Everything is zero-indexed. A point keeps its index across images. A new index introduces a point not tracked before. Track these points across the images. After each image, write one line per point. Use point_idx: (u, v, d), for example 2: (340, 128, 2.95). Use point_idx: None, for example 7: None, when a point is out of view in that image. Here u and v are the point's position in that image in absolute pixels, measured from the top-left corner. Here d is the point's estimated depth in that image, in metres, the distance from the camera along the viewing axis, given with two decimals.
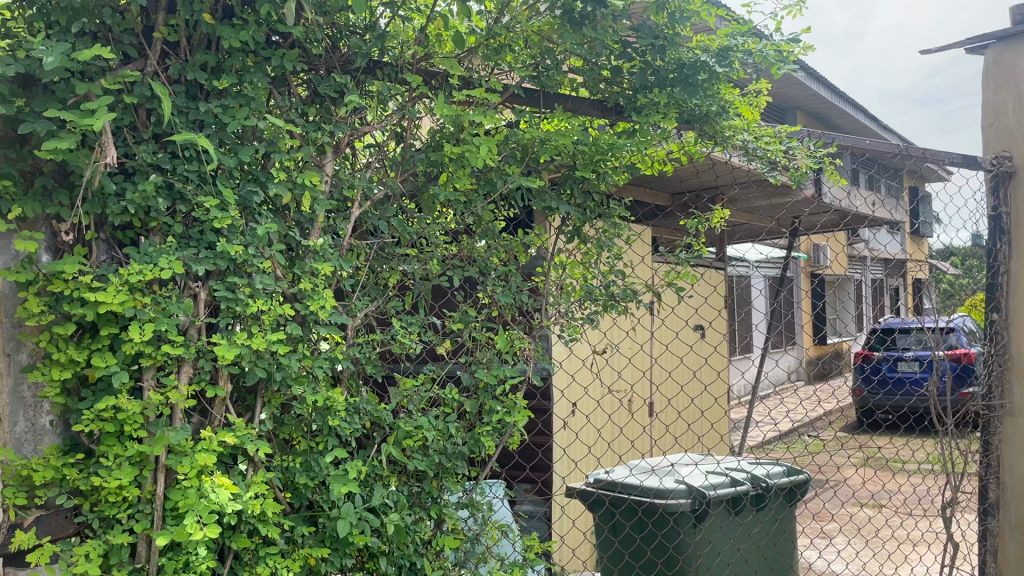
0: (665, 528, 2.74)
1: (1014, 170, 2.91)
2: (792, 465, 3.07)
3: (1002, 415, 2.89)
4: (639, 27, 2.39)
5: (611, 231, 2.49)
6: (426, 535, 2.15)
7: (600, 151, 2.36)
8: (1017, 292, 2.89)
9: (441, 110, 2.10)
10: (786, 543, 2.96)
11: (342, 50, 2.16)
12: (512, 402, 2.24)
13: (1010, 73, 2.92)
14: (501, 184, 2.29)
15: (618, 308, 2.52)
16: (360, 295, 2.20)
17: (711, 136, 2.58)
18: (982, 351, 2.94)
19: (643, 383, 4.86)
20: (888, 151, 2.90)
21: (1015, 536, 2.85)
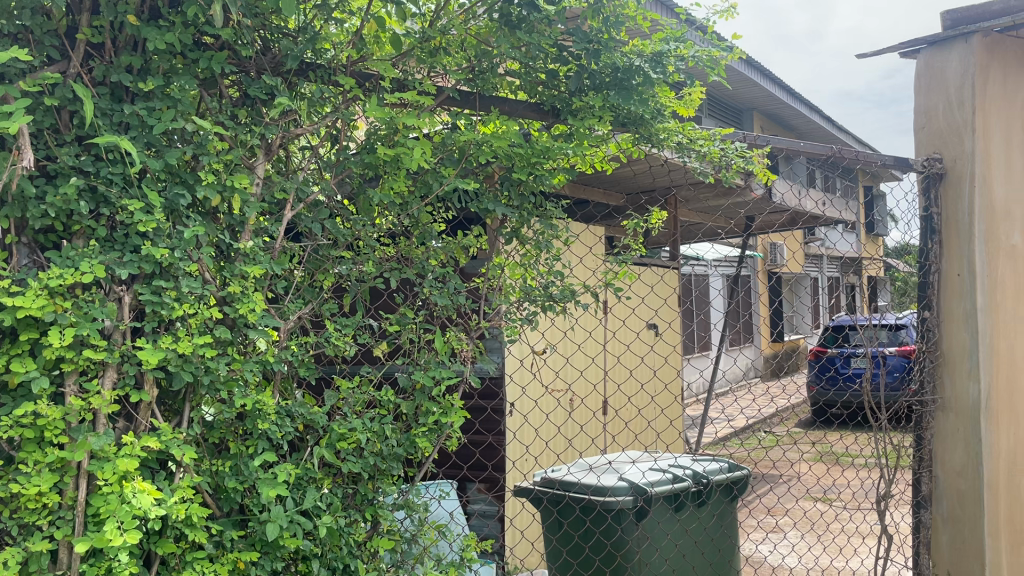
0: (603, 525, 2.77)
1: (944, 172, 2.97)
2: (731, 461, 3.11)
3: (934, 410, 2.96)
4: (573, 31, 2.41)
5: (549, 232, 2.51)
6: (362, 538, 2.15)
7: (536, 153, 2.37)
8: (947, 290, 2.96)
9: (373, 113, 2.09)
10: (727, 539, 3.01)
11: (273, 52, 2.16)
12: (449, 403, 2.25)
13: (940, 76, 3.01)
14: (437, 186, 2.30)
15: (556, 308, 2.54)
16: (294, 297, 2.19)
17: (646, 138, 2.62)
18: (915, 348, 3.01)
19: (581, 383, 4.90)
20: (821, 151, 2.95)
21: (948, 528, 2.92)
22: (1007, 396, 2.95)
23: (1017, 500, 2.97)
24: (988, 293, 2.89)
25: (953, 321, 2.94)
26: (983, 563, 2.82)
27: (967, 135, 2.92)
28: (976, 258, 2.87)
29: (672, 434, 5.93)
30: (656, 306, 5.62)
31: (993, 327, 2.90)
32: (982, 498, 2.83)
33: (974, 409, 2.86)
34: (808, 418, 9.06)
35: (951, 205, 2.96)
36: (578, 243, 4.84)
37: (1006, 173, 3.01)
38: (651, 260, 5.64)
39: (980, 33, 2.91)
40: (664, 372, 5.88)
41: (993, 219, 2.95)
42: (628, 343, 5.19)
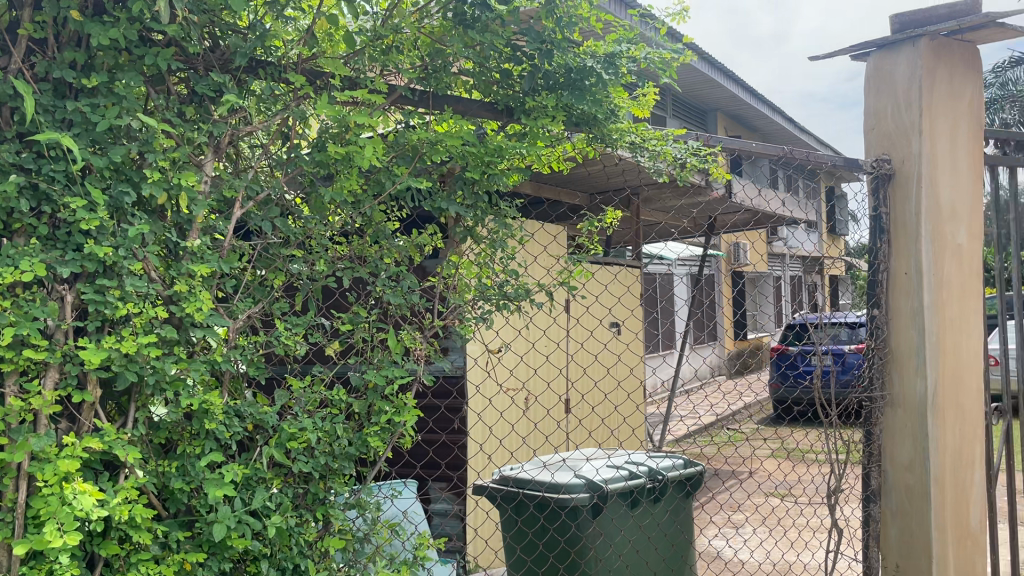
0: (557, 522, 2.80)
1: (893, 173, 3.03)
2: (687, 457, 3.15)
3: (883, 406, 3.02)
4: (527, 31, 2.40)
5: (503, 231, 2.51)
6: (314, 537, 2.14)
7: (490, 152, 2.38)
8: (896, 288, 3.02)
9: (324, 111, 2.08)
10: (682, 534, 3.05)
11: (222, 49, 2.15)
12: (401, 402, 2.25)
13: (888, 79, 3.07)
14: (390, 185, 2.28)
15: (511, 307, 2.54)
16: (243, 296, 2.18)
17: (600, 138, 2.64)
18: (864, 345, 3.07)
19: (537, 382, 4.93)
20: (773, 151, 2.99)
21: (896, 522, 2.99)
22: (954, 393, 3.00)
23: (964, 496, 3.02)
24: (935, 292, 2.95)
25: (901, 318, 3.00)
26: (929, 556, 2.88)
27: (914, 137, 2.98)
28: (922, 257, 2.92)
29: (626, 432, 5.98)
30: (610, 304, 5.65)
31: (939, 325, 2.95)
32: (928, 492, 2.89)
33: (921, 405, 2.92)
34: (769, 415, 9.19)
35: (899, 205, 3.02)
36: (533, 241, 4.85)
37: (954, 175, 3.06)
38: (606, 259, 5.67)
39: (927, 36, 2.97)
40: (619, 370, 5.92)
41: (940, 219, 3.00)
42: (584, 341, 5.23)
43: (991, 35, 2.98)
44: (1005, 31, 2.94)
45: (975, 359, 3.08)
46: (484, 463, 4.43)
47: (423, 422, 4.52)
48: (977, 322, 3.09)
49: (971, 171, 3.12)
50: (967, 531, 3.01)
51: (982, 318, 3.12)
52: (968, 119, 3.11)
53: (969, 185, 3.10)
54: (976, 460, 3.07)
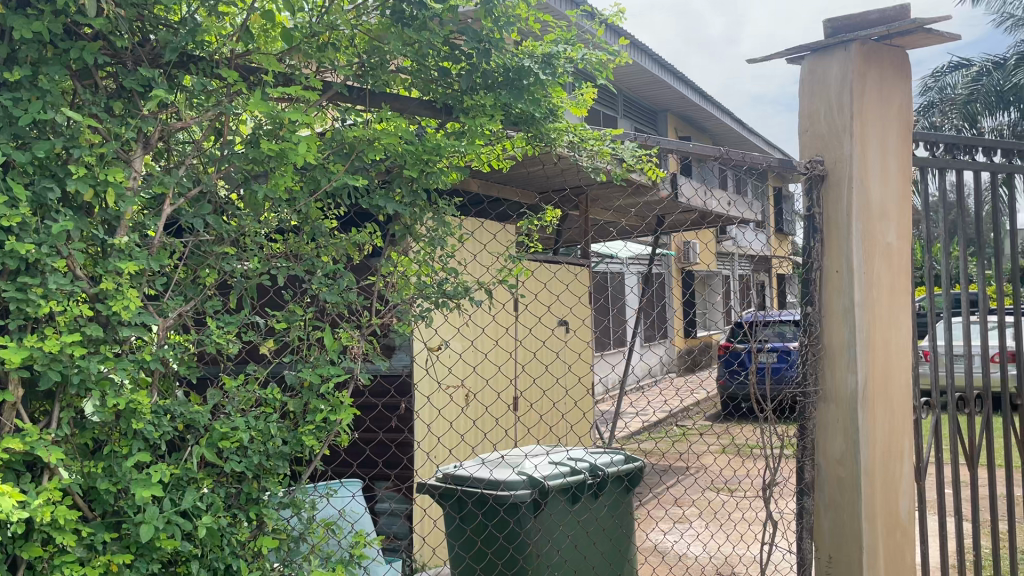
0: (497, 518, 2.82)
1: (825, 174, 3.11)
2: (629, 453, 3.19)
3: (816, 401, 3.10)
4: (464, 29, 2.41)
5: (442, 229, 2.51)
6: (247, 537, 2.13)
7: (429, 150, 2.36)
8: (828, 285, 3.10)
9: (256, 107, 2.07)
10: (623, 529, 3.08)
11: (151, 44, 2.13)
12: (338, 400, 2.23)
13: (821, 82, 3.15)
14: (326, 182, 2.27)
15: (451, 305, 2.53)
16: (174, 294, 2.15)
17: (539, 137, 2.67)
18: (799, 341, 3.15)
19: (477, 379, 4.95)
20: (709, 152, 3.04)
21: (828, 513, 3.07)
22: (884, 388, 3.08)
23: (895, 487, 3.09)
24: (865, 289, 3.03)
25: (834, 316, 3.07)
26: (860, 546, 2.96)
27: (845, 138, 3.06)
28: (853, 256, 3.00)
29: (564, 427, 6.04)
30: (550, 302, 5.71)
31: (869, 321, 3.04)
32: (859, 484, 2.97)
33: (851, 399, 3.00)
34: (718, 412, 9.33)
35: (831, 205, 3.10)
36: (474, 239, 4.89)
37: (884, 176, 3.15)
38: (548, 258, 5.73)
39: (858, 41, 3.05)
40: (558, 366, 5.98)
41: (870, 219, 3.08)
42: (524, 338, 5.26)
43: (919, 40, 3.07)
44: (932, 36, 3.04)
45: (905, 355, 3.17)
46: (421, 461, 4.43)
47: (361, 420, 4.53)
48: (907, 319, 3.18)
49: (901, 172, 3.21)
50: (896, 521, 3.09)
51: (912, 315, 3.20)
52: (898, 122, 3.19)
53: (898, 186, 3.19)
54: (906, 453, 3.15)
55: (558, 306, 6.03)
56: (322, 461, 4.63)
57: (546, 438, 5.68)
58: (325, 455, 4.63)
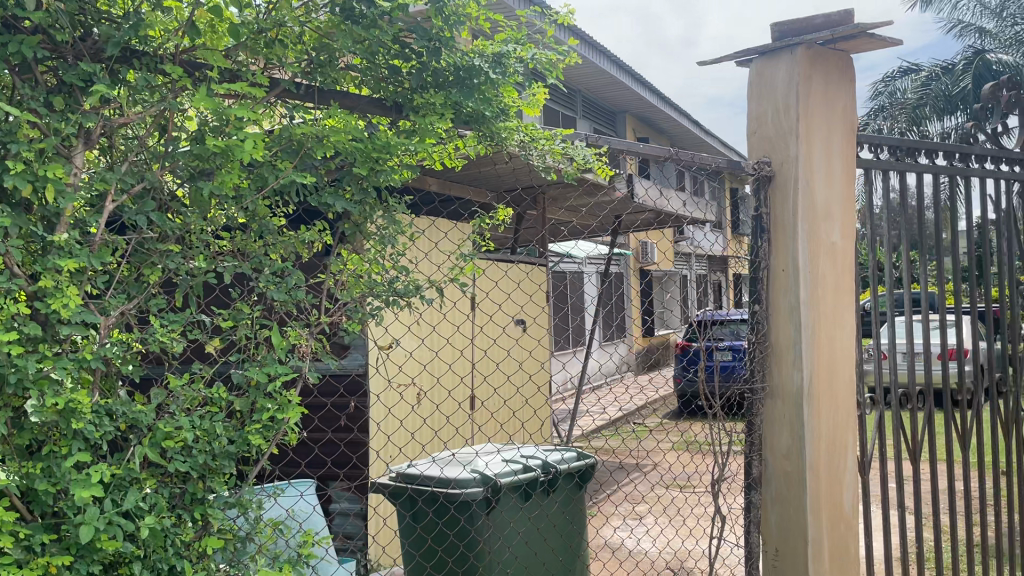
0: (447, 516, 2.83)
1: (772, 175, 3.17)
2: (582, 450, 3.22)
3: (763, 397, 3.17)
4: (415, 28, 2.43)
5: (393, 228, 2.49)
6: (191, 537, 2.11)
7: (379, 148, 2.35)
8: (775, 284, 3.17)
9: (201, 103, 2.04)
10: (575, 526, 3.10)
11: (93, 39, 2.11)
12: (285, 399, 2.22)
13: (768, 85, 3.21)
14: (273, 179, 2.25)
15: (402, 303, 2.51)
16: (116, 292, 2.12)
17: (489, 136, 2.68)
18: (747, 339, 3.21)
19: (427, 377, 4.95)
20: (660, 153, 3.06)
21: (775, 507, 3.13)
22: (829, 384, 3.14)
23: (839, 481, 3.16)
24: (810, 288, 3.10)
25: (780, 313, 3.14)
26: (805, 539, 3.02)
27: (791, 140, 3.12)
28: (798, 255, 3.07)
29: (515, 425, 6.08)
30: (502, 302, 5.75)
31: (815, 319, 3.10)
32: (804, 478, 3.04)
33: (796, 395, 3.06)
34: (674, 410, 9.45)
35: (778, 205, 3.16)
36: (424, 237, 4.91)
37: (829, 177, 3.22)
38: (502, 256, 5.75)
39: (804, 44, 3.11)
40: (509, 364, 6.00)
41: (815, 219, 3.15)
42: (476, 337, 5.28)
43: (863, 44, 3.15)
44: (876, 41, 3.11)
45: (849, 352, 3.24)
46: (370, 460, 4.43)
47: (308, 421, 4.51)
48: (851, 317, 3.25)
49: (846, 173, 3.29)
50: (841, 514, 3.16)
51: (856, 313, 3.28)
52: (842, 124, 3.27)
53: (843, 187, 3.26)
54: (851, 447, 3.22)
55: (510, 304, 6.06)
56: (270, 460, 4.64)
57: (496, 436, 5.71)
58: (274, 455, 4.64)
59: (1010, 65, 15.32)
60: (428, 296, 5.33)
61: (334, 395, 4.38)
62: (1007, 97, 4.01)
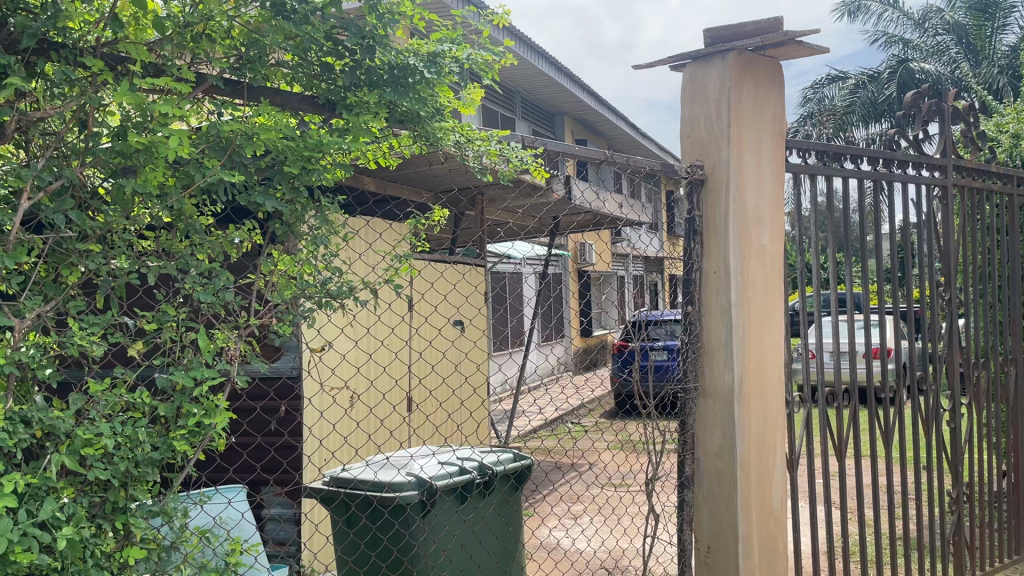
0: (380, 521, 2.79)
1: (705, 178, 3.22)
2: (520, 451, 3.22)
3: (695, 397, 3.21)
4: (348, 25, 2.38)
5: (325, 228, 2.43)
6: (112, 548, 2.03)
7: (310, 146, 2.30)
8: (707, 285, 3.22)
9: (124, 97, 1.97)
10: (511, 528, 3.09)
11: (7, 30, 2.03)
12: (212, 403, 2.15)
13: (701, 89, 3.26)
14: (200, 177, 2.18)
15: (335, 305, 2.45)
16: (32, 294, 2.03)
17: (425, 136, 2.66)
18: (680, 340, 3.25)
19: (361, 380, 4.90)
20: (594, 156, 3.05)
21: (707, 506, 3.18)
22: (758, 384, 3.21)
23: (768, 478, 3.23)
24: (741, 289, 3.16)
25: (712, 314, 3.19)
26: (736, 536, 3.08)
27: (723, 144, 3.18)
28: (729, 257, 3.13)
29: (450, 428, 6.05)
30: (437, 303, 5.72)
31: (745, 320, 3.17)
32: (735, 476, 3.09)
33: (728, 394, 3.11)
34: (611, 410, 9.57)
35: (710, 208, 3.21)
36: (358, 237, 4.86)
37: (759, 181, 3.28)
38: (439, 256, 5.73)
39: (734, 50, 3.17)
40: (445, 366, 5.98)
41: (745, 222, 3.21)
42: (411, 340, 5.24)
43: (792, 51, 3.22)
44: (803, 48, 3.18)
45: (778, 352, 3.32)
46: (301, 465, 4.36)
47: (236, 426, 4.44)
48: (780, 318, 3.33)
49: (774, 178, 3.36)
50: (770, 511, 3.23)
51: (784, 314, 3.35)
52: (772, 129, 3.34)
53: (772, 191, 3.34)
54: (779, 445, 3.30)
55: (447, 305, 6.04)
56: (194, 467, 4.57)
57: (431, 439, 5.68)
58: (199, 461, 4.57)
59: (931, 74, 15.95)
60: (363, 297, 5.28)
61: (264, 398, 4.35)
62: (928, 106, 4.17)
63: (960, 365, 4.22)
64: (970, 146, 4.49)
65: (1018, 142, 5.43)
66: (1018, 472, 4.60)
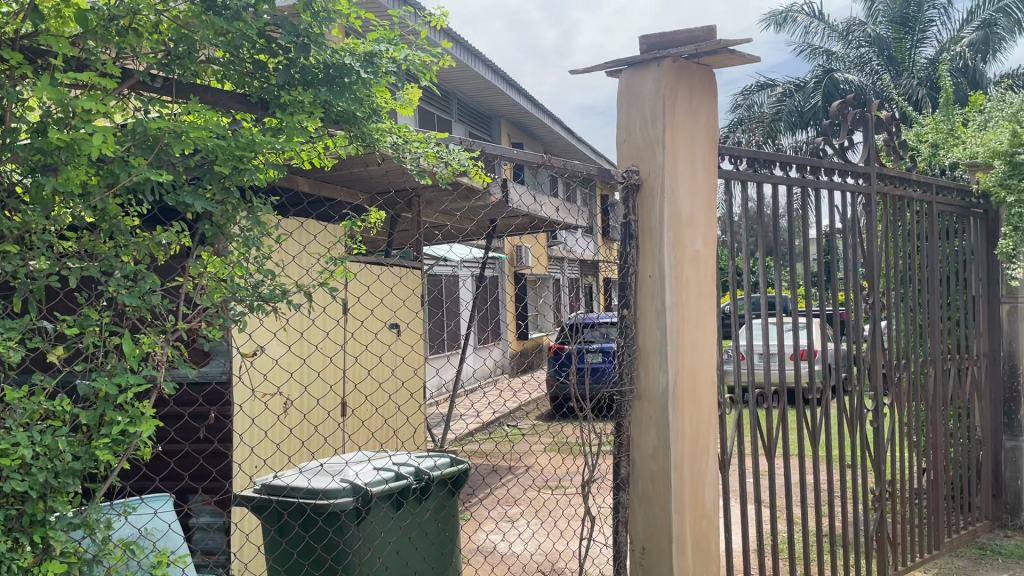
0: (313, 529, 2.74)
1: (640, 183, 3.26)
2: (456, 456, 3.20)
3: (631, 400, 3.25)
4: (282, 22, 2.34)
5: (258, 230, 2.36)
6: (30, 563, 1.94)
7: (241, 145, 2.23)
8: (642, 290, 3.26)
9: (44, 92, 1.89)
10: (448, 534, 3.07)
11: None
12: (138, 411, 2.08)
13: (636, 95, 3.30)
14: (125, 177, 2.10)
15: (267, 309, 2.39)
16: None
17: (360, 137, 2.62)
18: (616, 343, 3.28)
19: (293, 384, 4.82)
20: (532, 159, 3.05)
21: (642, 507, 3.22)
22: (691, 386, 3.26)
23: (701, 479, 3.28)
24: (675, 293, 3.21)
25: (647, 318, 3.23)
26: (671, 537, 3.12)
27: (657, 150, 3.22)
28: (663, 261, 3.17)
29: (386, 433, 5.98)
30: (373, 307, 5.66)
31: (679, 324, 3.21)
32: (669, 477, 3.13)
33: (662, 397, 3.15)
34: (548, 412, 9.64)
35: (645, 213, 3.25)
36: (292, 240, 4.76)
37: (692, 187, 3.34)
38: (375, 259, 5.67)
39: (669, 58, 3.22)
40: (381, 371, 5.92)
41: (680, 227, 3.26)
42: (345, 344, 5.17)
43: (724, 59, 3.28)
44: (735, 56, 3.25)
45: (710, 355, 3.37)
46: (232, 472, 4.25)
47: (163, 433, 4.31)
48: (713, 321, 3.39)
49: (707, 183, 3.42)
50: (703, 511, 3.28)
51: (717, 317, 3.42)
52: (705, 135, 3.41)
53: (704, 196, 3.40)
54: (712, 447, 3.35)
55: (383, 309, 5.98)
56: (119, 476, 4.44)
57: (367, 445, 5.61)
58: (124, 470, 4.44)
59: (854, 85, 16.52)
60: (297, 300, 5.19)
61: (193, 405, 4.24)
62: (853, 116, 4.31)
63: (883, 366, 4.37)
64: (892, 155, 4.67)
65: (936, 152, 5.67)
66: (936, 469, 4.79)
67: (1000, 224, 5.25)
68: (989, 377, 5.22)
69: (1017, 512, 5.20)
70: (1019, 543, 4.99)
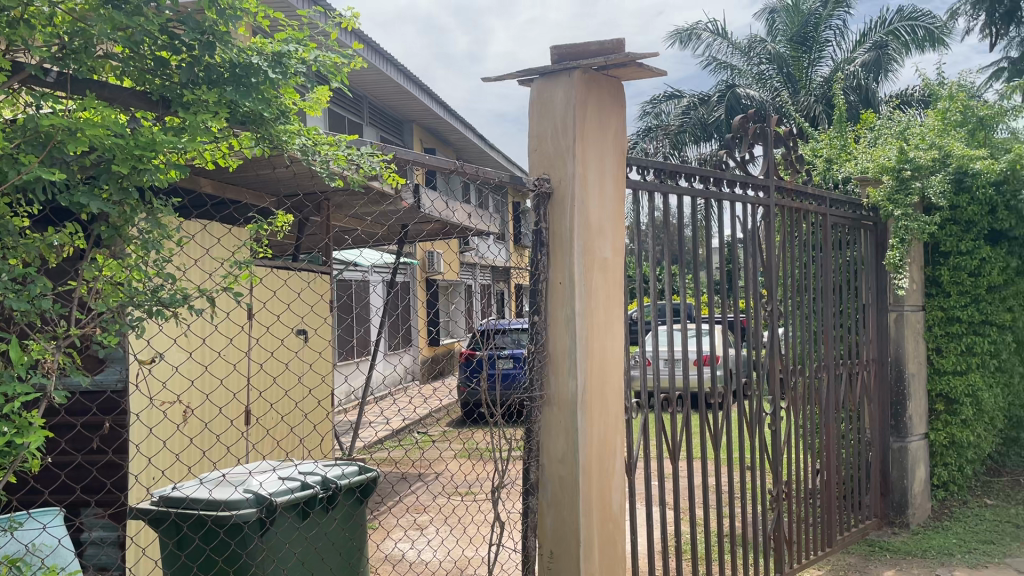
0: (214, 542, 2.66)
1: (551, 192, 3.30)
2: (365, 464, 3.15)
3: (541, 405, 3.27)
4: (185, 19, 2.26)
5: (158, 232, 2.27)
6: None
7: (140, 144, 2.12)
8: (553, 297, 3.30)
9: None
10: (356, 543, 3.01)
11: None
12: (25, 421, 1.95)
13: (547, 104, 3.34)
14: (14, 176, 2.00)
15: (167, 314, 2.30)
16: None
17: (268, 138, 2.57)
18: (526, 349, 3.30)
19: (194, 392, 4.67)
20: (446, 165, 3.04)
21: (551, 511, 3.25)
22: (599, 391, 3.32)
23: (608, 482, 3.34)
24: (584, 300, 3.26)
25: (557, 324, 3.27)
26: (579, 540, 3.16)
27: (568, 159, 3.27)
28: (573, 268, 3.22)
29: (292, 443, 5.86)
30: (280, 313, 5.54)
31: (588, 331, 3.27)
32: (577, 481, 3.18)
33: (571, 402, 3.20)
34: (458, 419, 9.66)
35: (556, 221, 3.29)
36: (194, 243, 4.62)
37: (601, 196, 3.40)
38: (282, 264, 5.56)
39: (580, 69, 3.28)
40: (286, 378, 5.79)
41: (589, 236, 3.32)
42: (249, 351, 5.05)
43: (632, 71, 3.37)
44: (643, 69, 3.32)
45: (617, 361, 3.44)
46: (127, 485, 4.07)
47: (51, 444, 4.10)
48: (620, 327, 3.46)
49: (615, 193, 3.50)
50: (609, 513, 3.34)
51: (624, 324, 3.49)
52: (613, 146, 3.48)
53: (612, 206, 3.47)
54: (618, 450, 3.42)
55: (290, 315, 5.86)
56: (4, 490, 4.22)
57: (271, 455, 5.48)
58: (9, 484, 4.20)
59: (755, 101, 17.22)
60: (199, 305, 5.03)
61: (86, 414, 4.06)
62: (752, 130, 4.49)
63: (780, 372, 4.56)
64: (790, 168, 4.88)
65: (829, 166, 5.95)
66: (829, 469, 5.02)
67: (888, 236, 5.55)
68: (877, 381, 5.50)
69: (903, 510, 5.48)
70: (904, 539, 5.28)
